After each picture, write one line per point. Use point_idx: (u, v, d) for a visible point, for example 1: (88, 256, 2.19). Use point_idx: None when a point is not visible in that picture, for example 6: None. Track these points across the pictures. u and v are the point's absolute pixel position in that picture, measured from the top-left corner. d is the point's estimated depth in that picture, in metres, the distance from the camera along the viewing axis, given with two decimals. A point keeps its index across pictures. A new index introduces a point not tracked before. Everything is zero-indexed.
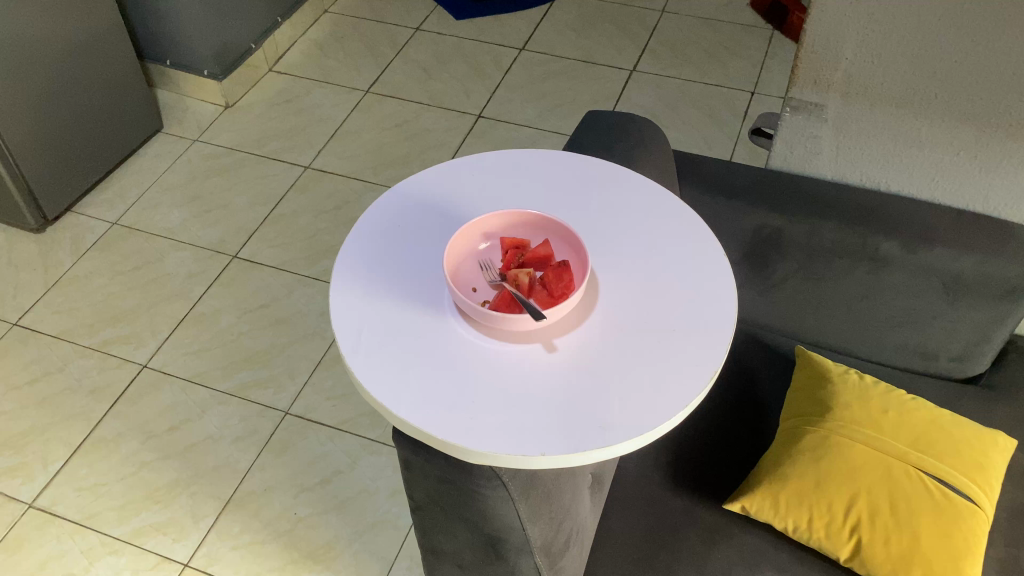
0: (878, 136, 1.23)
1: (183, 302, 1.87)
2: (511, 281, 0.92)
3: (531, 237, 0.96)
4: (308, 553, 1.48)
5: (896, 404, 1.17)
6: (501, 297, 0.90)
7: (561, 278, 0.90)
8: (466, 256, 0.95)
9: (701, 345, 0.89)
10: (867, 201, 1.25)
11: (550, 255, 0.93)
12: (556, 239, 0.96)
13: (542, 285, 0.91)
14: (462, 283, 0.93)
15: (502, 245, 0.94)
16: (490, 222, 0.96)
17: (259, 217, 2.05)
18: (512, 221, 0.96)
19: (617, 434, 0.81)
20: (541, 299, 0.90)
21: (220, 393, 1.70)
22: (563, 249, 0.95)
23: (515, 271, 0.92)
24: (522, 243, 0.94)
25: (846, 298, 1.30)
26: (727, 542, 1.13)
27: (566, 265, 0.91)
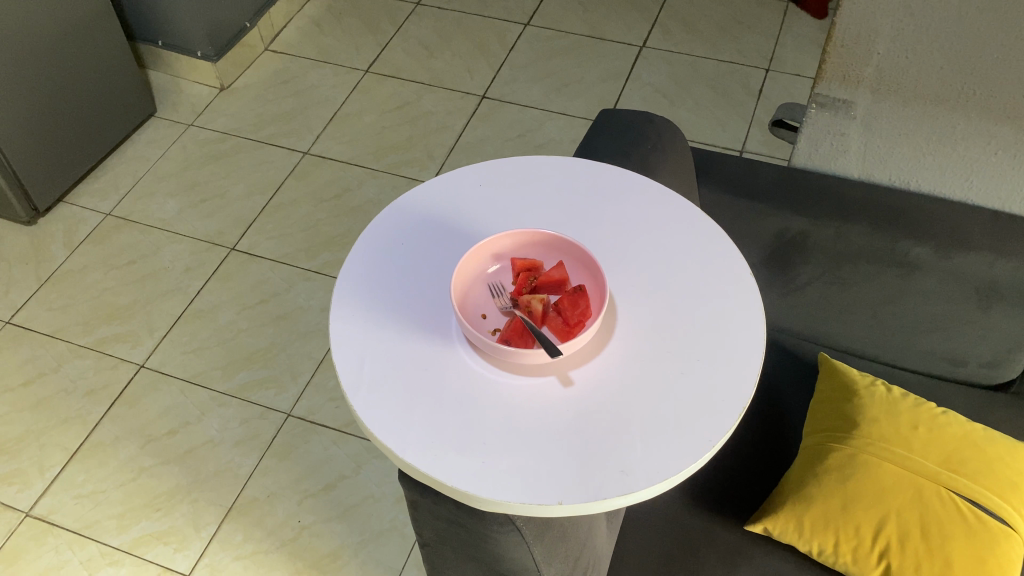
0: (909, 135, 1.16)
1: (181, 297, 1.82)
2: (524, 307, 0.86)
3: (544, 257, 0.90)
4: (313, 564, 1.44)
5: (926, 418, 1.11)
6: (513, 327, 0.84)
7: (576, 305, 0.84)
8: (475, 280, 0.89)
9: (729, 376, 0.83)
10: (896, 203, 1.21)
11: (564, 280, 0.86)
12: (571, 261, 0.89)
13: (556, 312, 0.85)
14: (471, 310, 0.87)
15: (513, 267, 0.88)
16: (500, 242, 0.89)
17: (257, 207, 1.99)
18: (524, 241, 0.90)
19: (638, 479, 0.76)
20: (556, 327, 0.84)
21: (220, 395, 1.66)
22: (579, 273, 0.88)
23: (527, 296, 0.86)
24: (534, 266, 0.88)
25: (872, 303, 1.23)
26: (748, 565, 1.08)
27: (582, 291, 0.85)
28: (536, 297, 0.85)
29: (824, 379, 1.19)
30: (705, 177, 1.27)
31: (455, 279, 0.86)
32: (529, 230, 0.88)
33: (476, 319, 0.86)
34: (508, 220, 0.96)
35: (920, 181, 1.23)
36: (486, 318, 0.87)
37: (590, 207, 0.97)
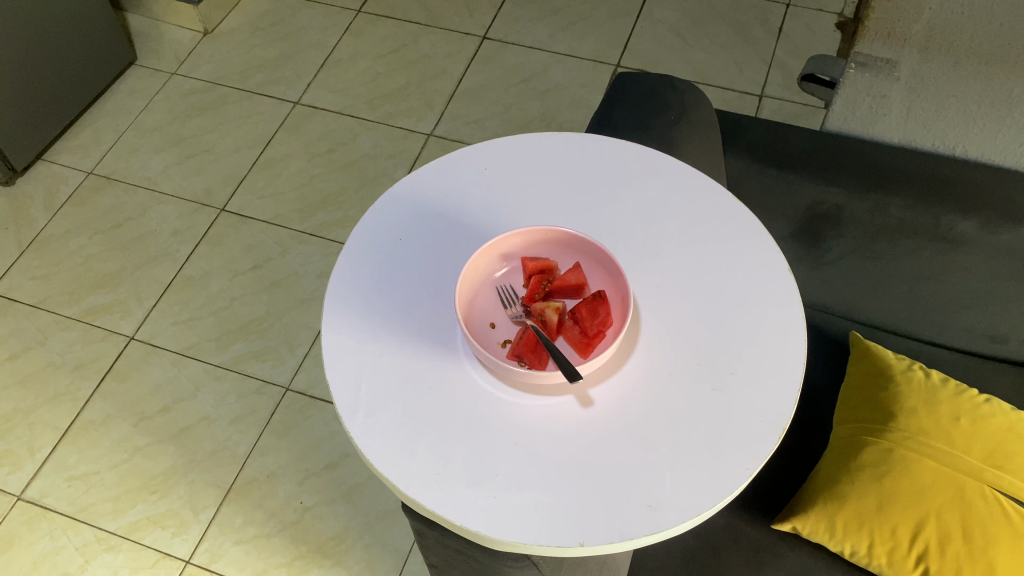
0: (961, 96, 1.07)
1: (170, 264, 1.73)
2: (537, 316, 0.77)
3: (559, 257, 0.81)
4: (316, 548, 1.39)
5: (968, 408, 1.03)
6: (525, 341, 0.75)
7: (596, 313, 0.75)
8: (483, 284, 0.81)
9: (766, 393, 0.74)
10: (940, 172, 1.18)
11: (582, 284, 0.77)
12: (589, 262, 0.80)
13: (573, 321, 0.76)
14: (478, 321, 0.78)
15: (524, 270, 0.79)
16: (510, 242, 0.80)
17: (247, 163, 1.88)
18: (536, 240, 0.80)
19: (668, 515, 0.68)
20: (573, 338, 0.75)
21: (215, 368, 1.58)
22: (597, 275, 0.79)
23: (540, 303, 0.77)
24: (548, 268, 0.79)
25: (908, 279, 1.15)
26: (775, 564, 1.02)
27: (602, 297, 0.75)
28: (551, 306, 0.76)
29: (856, 363, 1.10)
30: (733, 142, 1.24)
31: (458, 288, 0.76)
32: (542, 227, 0.78)
33: (484, 330, 0.78)
34: (517, 212, 0.87)
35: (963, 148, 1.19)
36: (496, 327, 0.78)
37: (607, 193, 0.88)
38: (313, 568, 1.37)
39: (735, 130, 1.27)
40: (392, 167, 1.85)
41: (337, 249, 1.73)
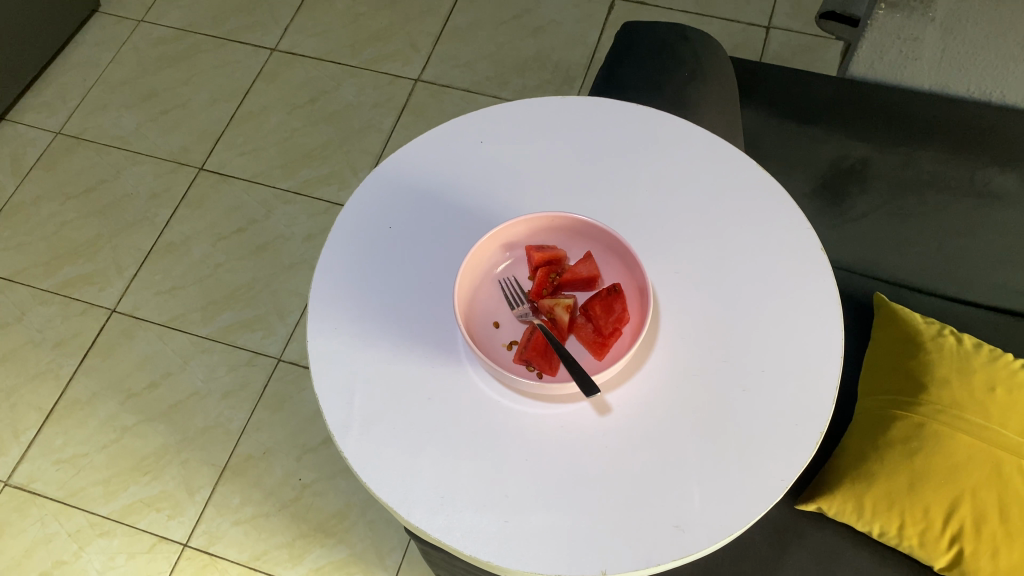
0: (995, 43, 1.06)
1: (150, 229, 1.64)
2: (546, 314, 0.69)
3: (568, 244, 0.73)
4: (318, 526, 1.34)
5: (1004, 377, 0.97)
6: (533, 344, 0.67)
7: (611, 310, 0.67)
8: (484, 277, 0.73)
9: (799, 394, 0.68)
10: (973, 121, 1.13)
11: (594, 277, 0.69)
12: (601, 251, 0.72)
13: (586, 318, 0.69)
14: (480, 321, 0.71)
15: (530, 261, 0.71)
16: (513, 231, 0.72)
17: (224, 117, 1.77)
18: (542, 227, 0.72)
19: (697, 537, 0.62)
20: (587, 338, 0.68)
21: (202, 340, 1.51)
22: (611, 265, 0.72)
23: (548, 300, 0.69)
24: (556, 259, 0.71)
25: (937, 235, 1.08)
26: (798, 544, 0.96)
27: (618, 291, 0.68)
28: (561, 303, 0.68)
29: (883, 328, 1.03)
30: (751, 95, 1.18)
31: (457, 288, 0.68)
32: (546, 213, 0.70)
33: (487, 331, 0.70)
34: (520, 194, 0.79)
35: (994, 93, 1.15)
36: (500, 327, 0.71)
37: (619, 171, 0.80)
38: (315, 547, 1.32)
39: (753, 81, 1.20)
40: (379, 117, 1.74)
41: (324, 209, 1.64)
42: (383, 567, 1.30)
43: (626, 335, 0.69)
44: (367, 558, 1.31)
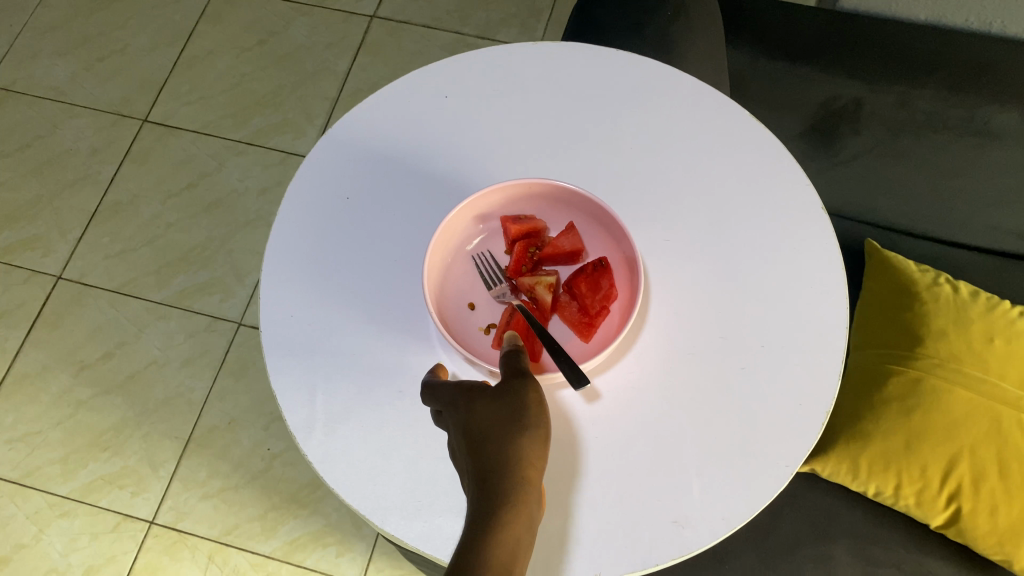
0: None
1: (94, 188, 1.53)
2: (526, 293, 0.63)
3: (548, 214, 0.67)
4: (290, 497, 1.28)
5: (1003, 328, 0.89)
6: (514, 327, 0.61)
7: (598, 287, 0.61)
8: (455, 253, 0.66)
9: (802, 373, 0.63)
10: (974, 54, 1.07)
11: (577, 250, 0.64)
12: (584, 221, 0.66)
13: (571, 297, 0.62)
14: (454, 303, 0.65)
15: (507, 235, 0.64)
16: (487, 201, 0.65)
17: (167, 63, 1.65)
18: (518, 195, 0.65)
19: (697, 533, 0.58)
20: (572, 319, 0.62)
21: (157, 306, 1.42)
22: (596, 237, 0.66)
23: (529, 278, 0.63)
24: (535, 231, 0.65)
25: (932, 177, 1.02)
26: (789, 509, 0.87)
27: (605, 266, 0.62)
28: (543, 282, 0.62)
29: (876, 278, 0.95)
30: (736, 31, 1.11)
31: (426, 270, 0.61)
32: (524, 180, 0.63)
33: (461, 314, 0.64)
34: (491, 159, 0.72)
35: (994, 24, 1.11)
36: (475, 309, 0.65)
37: (603, 126, 0.73)
38: (288, 519, 1.27)
39: (739, 13, 1.12)
40: (333, 59, 1.63)
41: (279, 160, 1.54)
42: (361, 537, 1.26)
43: (615, 314, 0.63)
44: (343, 528, 1.26)
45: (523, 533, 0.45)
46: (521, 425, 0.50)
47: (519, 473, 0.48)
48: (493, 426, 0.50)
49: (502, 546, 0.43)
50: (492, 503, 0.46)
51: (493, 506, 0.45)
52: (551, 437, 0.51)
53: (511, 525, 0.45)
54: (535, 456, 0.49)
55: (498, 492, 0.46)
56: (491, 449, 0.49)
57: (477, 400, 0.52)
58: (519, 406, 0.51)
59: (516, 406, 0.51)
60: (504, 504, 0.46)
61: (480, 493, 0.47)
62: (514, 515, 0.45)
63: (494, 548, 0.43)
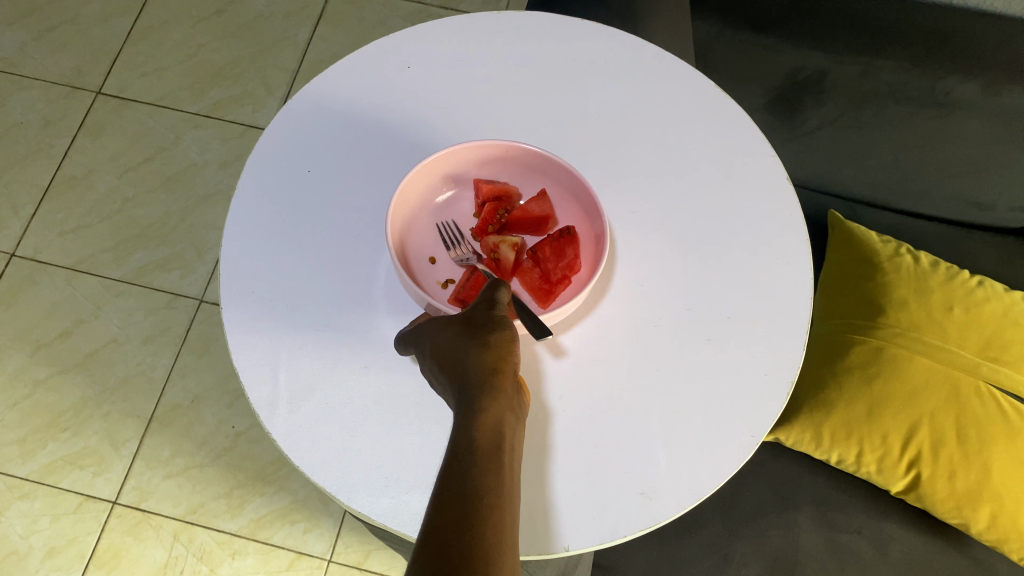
0: None
1: (46, 162, 1.48)
2: (490, 253, 0.63)
3: (521, 180, 0.67)
4: (255, 474, 1.27)
5: (962, 297, 0.90)
6: (473, 283, 0.61)
7: (562, 255, 0.61)
8: (420, 209, 0.66)
9: (766, 345, 0.64)
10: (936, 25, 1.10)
11: (546, 217, 0.64)
12: (557, 189, 0.66)
13: (534, 262, 0.62)
14: (414, 251, 0.64)
15: (477, 193, 0.65)
16: (461, 161, 0.65)
17: (120, 33, 1.60)
18: (495, 158, 0.66)
19: (664, 504, 0.58)
20: (532, 285, 0.61)
21: (115, 283, 1.39)
22: (567, 207, 0.65)
23: (494, 237, 0.63)
24: (506, 194, 0.65)
25: (897, 145, 1.04)
26: (754, 477, 0.88)
27: (572, 234, 0.61)
28: (507, 241, 0.62)
29: (838, 248, 0.96)
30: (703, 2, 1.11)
31: (392, 210, 0.60)
32: (501, 141, 0.63)
33: (422, 266, 0.64)
34: (453, 131, 0.71)
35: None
36: (436, 263, 0.64)
37: (566, 97, 0.73)
38: (255, 496, 1.26)
39: None
40: (293, 28, 1.60)
41: (238, 133, 1.51)
42: (329, 513, 1.26)
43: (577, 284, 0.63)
44: (311, 504, 1.26)
45: (501, 414, 0.50)
46: (488, 325, 0.53)
47: (493, 369, 0.52)
48: (464, 332, 0.53)
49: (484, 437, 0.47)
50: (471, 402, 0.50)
51: (472, 399, 0.50)
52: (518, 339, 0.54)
53: (490, 417, 0.49)
54: (506, 347, 0.52)
55: (474, 387, 0.51)
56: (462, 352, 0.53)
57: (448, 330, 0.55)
58: (484, 313, 0.54)
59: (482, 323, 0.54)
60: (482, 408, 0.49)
61: (460, 393, 0.51)
62: (491, 400, 0.50)
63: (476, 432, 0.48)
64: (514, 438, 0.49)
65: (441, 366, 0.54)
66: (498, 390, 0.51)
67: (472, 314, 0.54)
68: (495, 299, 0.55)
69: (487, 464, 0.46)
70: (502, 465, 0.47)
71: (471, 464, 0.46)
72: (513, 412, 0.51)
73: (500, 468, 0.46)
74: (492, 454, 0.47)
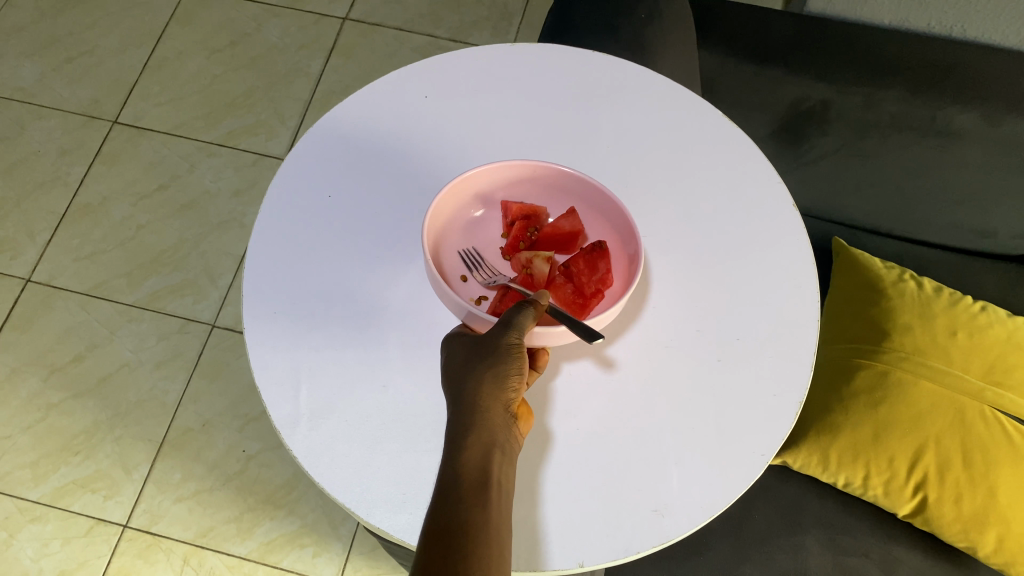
0: None
1: (63, 189, 1.51)
2: (523, 268, 0.65)
3: (549, 203, 0.70)
4: (266, 498, 1.28)
5: (965, 322, 0.92)
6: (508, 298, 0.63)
7: (594, 269, 0.63)
8: (453, 228, 0.69)
9: (775, 366, 0.65)
10: (937, 57, 1.10)
11: (576, 232, 0.66)
12: (585, 210, 0.69)
13: (567, 278, 0.64)
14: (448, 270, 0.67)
15: (507, 214, 0.68)
16: (488, 181, 0.68)
17: (137, 64, 1.64)
18: (521, 179, 0.69)
19: (675, 520, 0.59)
20: (565, 299, 0.63)
21: (129, 308, 1.41)
22: (596, 225, 0.68)
23: (527, 253, 0.65)
24: (533, 214, 0.67)
25: (897, 176, 1.07)
26: (763, 501, 0.89)
27: (603, 249, 0.63)
28: (540, 256, 0.64)
29: (844, 274, 0.98)
30: (706, 32, 1.13)
31: (429, 222, 0.64)
32: (529, 162, 0.67)
33: (454, 283, 0.66)
34: (467, 159, 0.73)
35: (990, 33, 1.13)
36: (467, 281, 0.67)
37: (578, 124, 0.75)
38: (265, 520, 1.27)
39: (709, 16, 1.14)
40: (306, 60, 1.63)
41: (251, 161, 1.54)
42: (338, 537, 1.26)
43: (609, 302, 0.65)
44: (321, 528, 1.27)
45: (494, 450, 0.54)
46: (496, 353, 0.56)
47: (494, 399, 0.55)
48: (475, 356, 0.57)
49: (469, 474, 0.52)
50: (464, 433, 0.54)
51: (467, 429, 0.54)
52: (524, 369, 0.57)
53: (479, 452, 0.53)
54: (508, 379, 0.56)
55: (474, 415, 0.55)
56: (468, 377, 0.57)
57: (463, 351, 0.59)
58: (497, 339, 0.57)
59: (494, 351, 0.57)
60: (473, 443, 0.54)
61: (458, 418, 0.55)
62: (482, 435, 0.54)
63: (465, 467, 0.52)
64: (506, 474, 0.54)
65: (450, 381, 0.58)
66: (493, 424, 0.55)
67: (487, 337, 0.58)
68: (512, 323, 0.57)
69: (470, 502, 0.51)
70: (485, 501, 0.51)
71: (459, 503, 0.51)
72: (507, 447, 0.55)
73: (483, 503, 0.51)
74: (476, 490, 0.51)
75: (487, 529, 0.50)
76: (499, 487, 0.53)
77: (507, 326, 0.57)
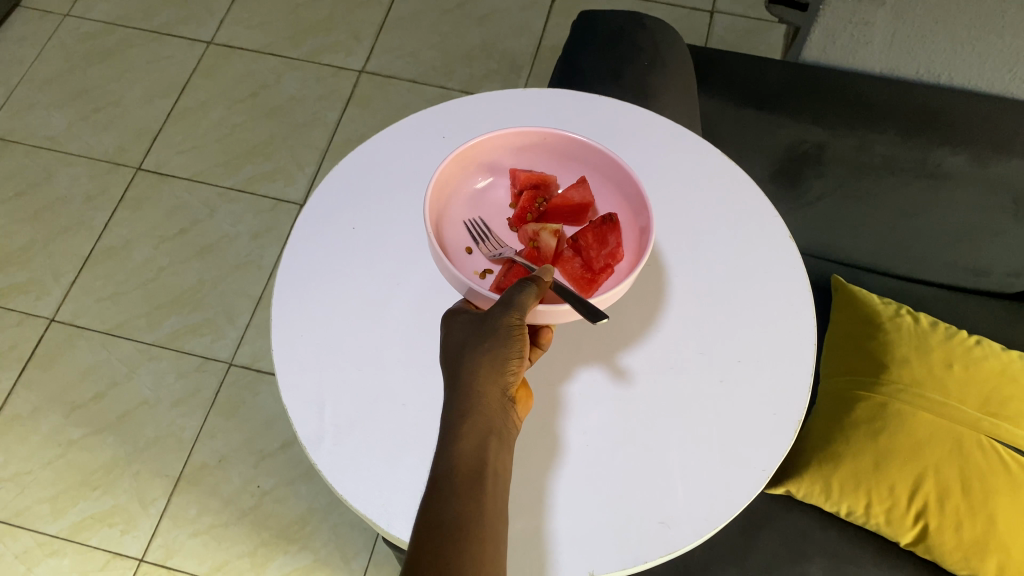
0: (939, 39, 1.12)
1: (88, 232, 1.57)
2: (530, 240, 0.70)
3: (560, 173, 0.76)
4: (280, 533, 1.30)
5: (961, 355, 0.95)
6: (514, 273, 0.67)
7: (604, 242, 0.67)
8: (457, 199, 0.74)
9: (775, 388, 0.68)
10: (925, 104, 1.16)
11: (586, 204, 0.71)
12: (597, 181, 0.74)
13: (575, 251, 0.69)
14: (454, 242, 0.72)
15: (518, 182, 0.73)
16: (499, 154, 0.75)
17: (161, 114, 1.71)
18: (533, 148, 0.75)
19: (682, 533, 0.62)
20: (575, 273, 0.68)
21: (149, 347, 1.45)
22: (607, 197, 0.73)
23: (536, 226, 0.70)
24: (543, 184, 0.73)
25: (890, 218, 1.11)
26: (767, 529, 0.91)
27: (614, 223, 0.67)
28: (547, 229, 0.69)
29: (843, 309, 1.01)
30: (706, 80, 1.19)
31: (434, 187, 0.69)
32: (544, 130, 0.73)
33: (459, 252, 0.71)
34: None
35: (974, 80, 1.19)
36: (472, 253, 0.72)
37: None
38: (278, 555, 1.29)
39: (709, 66, 1.21)
40: (324, 110, 1.70)
41: (270, 206, 1.59)
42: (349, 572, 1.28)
43: (618, 275, 0.69)
44: (333, 563, 1.28)
45: (491, 436, 0.59)
46: (496, 336, 0.60)
47: (493, 382, 0.60)
48: (477, 338, 0.61)
49: (466, 460, 0.57)
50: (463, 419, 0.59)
51: (467, 415, 0.59)
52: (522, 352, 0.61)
53: (476, 438, 0.58)
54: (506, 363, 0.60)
55: (473, 400, 0.60)
56: (470, 360, 0.61)
57: (466, 331, 0.63)
58: (498, 320, 0.61)
59: (494, 335, 0.60)
60: (471, 428, 0.59)
61: (459, 400, 0.60)
62: (480, 421, 0.59)
63: (462, 454, 0.58)
64: (503, 460, 0.59)
65: (453, 360, 0.62)
66: (490, 408, 0.60)
67: (488, 319, 0.61)
68: (513, 303, 0.60)
69: (467, 492, 0.56)
70: (482, 489, 0.56)
71: (457, 491, 0.56)
72: (504, 432, 0.60)
73: (480, 491, 0.56)
74: (473, 477, 0.56)
75: (482, 515, 0.55)
76: (495, 473, 0.58)
77: (508, 308, 0.61)
